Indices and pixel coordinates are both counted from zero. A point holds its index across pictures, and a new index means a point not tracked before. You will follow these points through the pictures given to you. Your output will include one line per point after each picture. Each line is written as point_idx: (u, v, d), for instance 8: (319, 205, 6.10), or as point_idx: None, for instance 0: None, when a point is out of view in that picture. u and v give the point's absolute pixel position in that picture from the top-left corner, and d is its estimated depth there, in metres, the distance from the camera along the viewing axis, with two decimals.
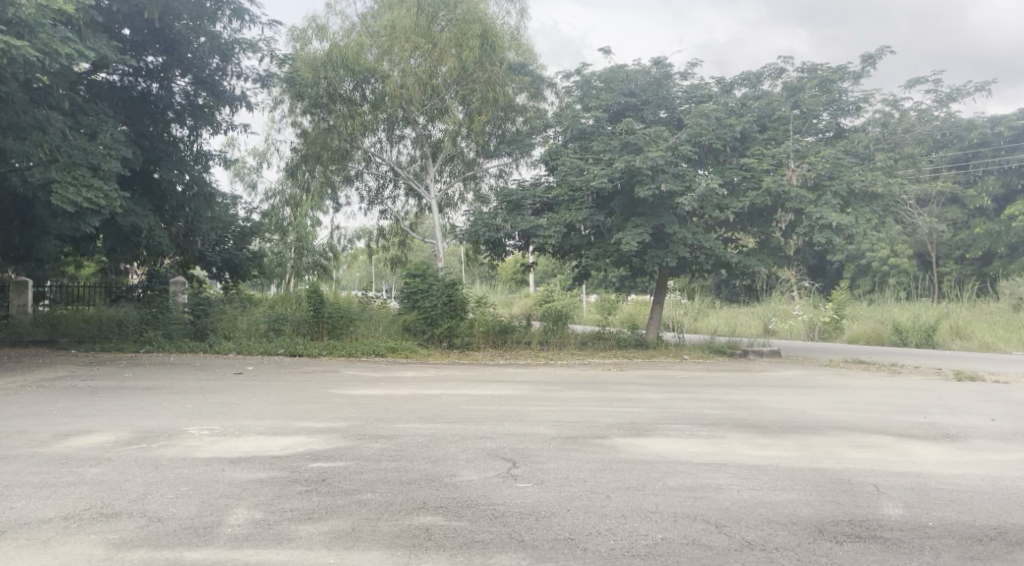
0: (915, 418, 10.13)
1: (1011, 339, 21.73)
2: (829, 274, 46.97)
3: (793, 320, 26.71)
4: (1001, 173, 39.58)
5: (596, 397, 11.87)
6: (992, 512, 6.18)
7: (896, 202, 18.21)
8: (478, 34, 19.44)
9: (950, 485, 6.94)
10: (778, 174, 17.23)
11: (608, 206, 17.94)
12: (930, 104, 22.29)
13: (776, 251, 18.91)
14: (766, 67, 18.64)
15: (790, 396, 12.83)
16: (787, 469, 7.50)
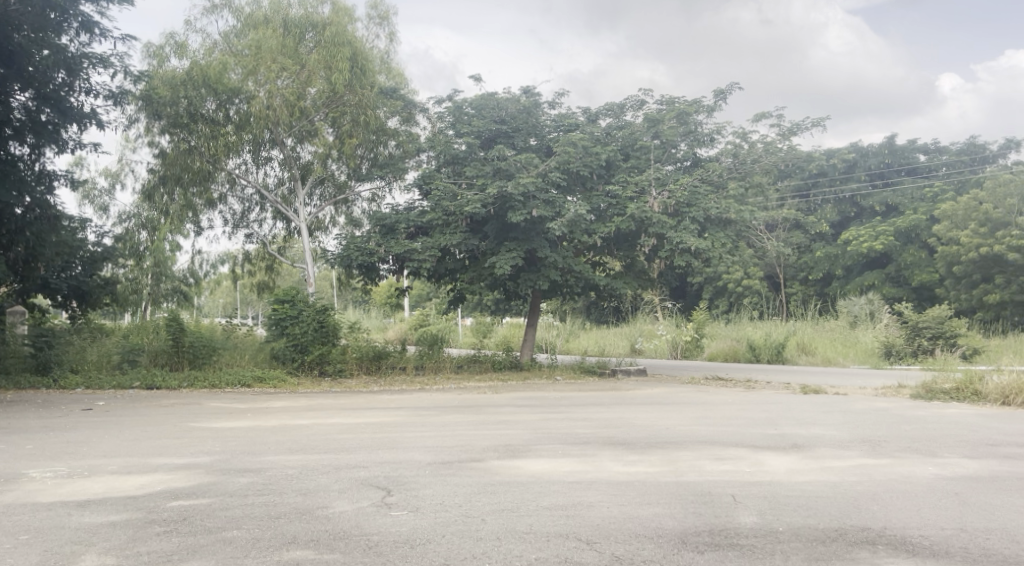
0: (768, 430, 10.76)
1: (850, 353, 23.40)
2: (690, 295, 49.12)
3: (658, 340, 27.71)
4: (838, 201, 42.71)
5: (470, 421, 11.94)
6: (836, 515, 6.64)
7: (748, 227, 19.34)
8: (347, 56, 19.38)
9: (799, 491, 7.40)
10: (641, 201, 17.95)
11: (482, 231, 18.15)
12: (776, 137, 23.84)
13: (641, 274, 19.72)
14: (627, 99, 19.48)
15: (656, 412, 13.33)
16: (653, 484, 7.80)
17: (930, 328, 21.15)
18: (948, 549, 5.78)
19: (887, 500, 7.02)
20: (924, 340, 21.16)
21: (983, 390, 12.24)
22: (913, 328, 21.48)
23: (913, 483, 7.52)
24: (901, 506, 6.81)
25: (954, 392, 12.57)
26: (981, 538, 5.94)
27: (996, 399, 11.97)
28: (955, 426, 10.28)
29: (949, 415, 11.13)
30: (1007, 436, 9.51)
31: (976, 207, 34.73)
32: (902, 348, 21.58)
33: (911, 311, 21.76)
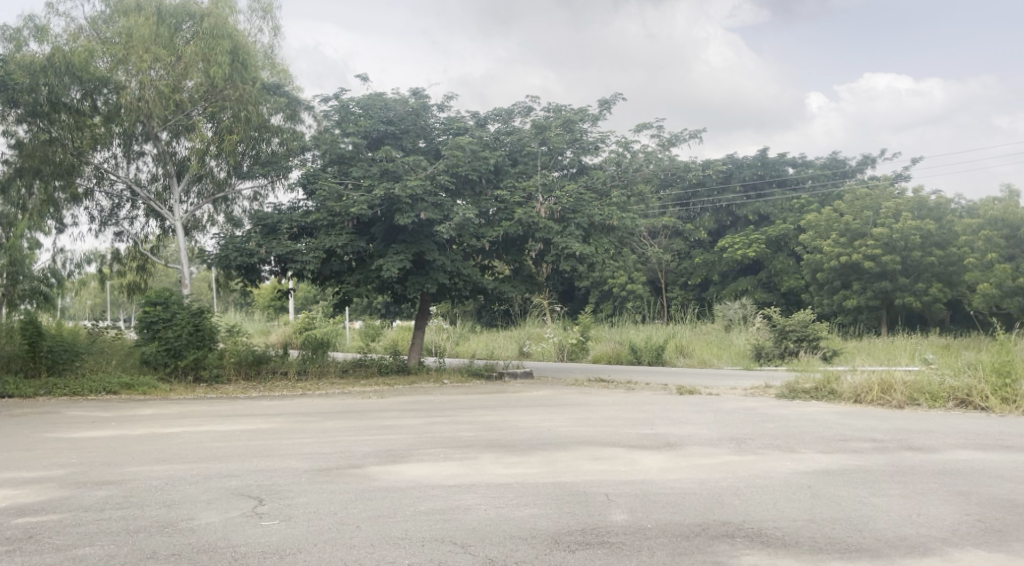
0: (644, 430, 11.11)
1: (724, 355, 24.43)
2: (577, 299, 50.10)
3: (545, 343, 28.07)
4: (716, 210, 44.52)
5: (352, 426, 11.80)
6: (700, 510, 6.95)
7: (630, 234, 19.89)
8: (226, 50, 18.70)
9: (668, 489, 7.70)
10: (528, 206, 18.17)
11: (368, 232, 17.99)
12: (656, 146, 24.61)
13: (528, 279, 19.99)
14: (515, 105, 19.69)
15: (538, 414, 13.54)
16: (530, 485, 7.93)
17: (795, 332, 22.25)
18: (798, 539, 6.14)
19: (748, 494, 7.38)
20: (790, 342, 22.31)
21: (839, 389, 13.04)
22: (779, 331, 22.58)
23: (773, 478, 7.94)
24: (760, 500, 7.18)
25: (813, 392, 13.35)
26: (829, 528, 6.34)
27: (850, 398, 12.79)
28: (814, 423, 10.91)
29: (808, 413, 11.81)
30: (859, 431, 10.17)
31: (838, 218, 36.89)
32: (771, 350, 22.76)
33: (779, 315, 22.85)
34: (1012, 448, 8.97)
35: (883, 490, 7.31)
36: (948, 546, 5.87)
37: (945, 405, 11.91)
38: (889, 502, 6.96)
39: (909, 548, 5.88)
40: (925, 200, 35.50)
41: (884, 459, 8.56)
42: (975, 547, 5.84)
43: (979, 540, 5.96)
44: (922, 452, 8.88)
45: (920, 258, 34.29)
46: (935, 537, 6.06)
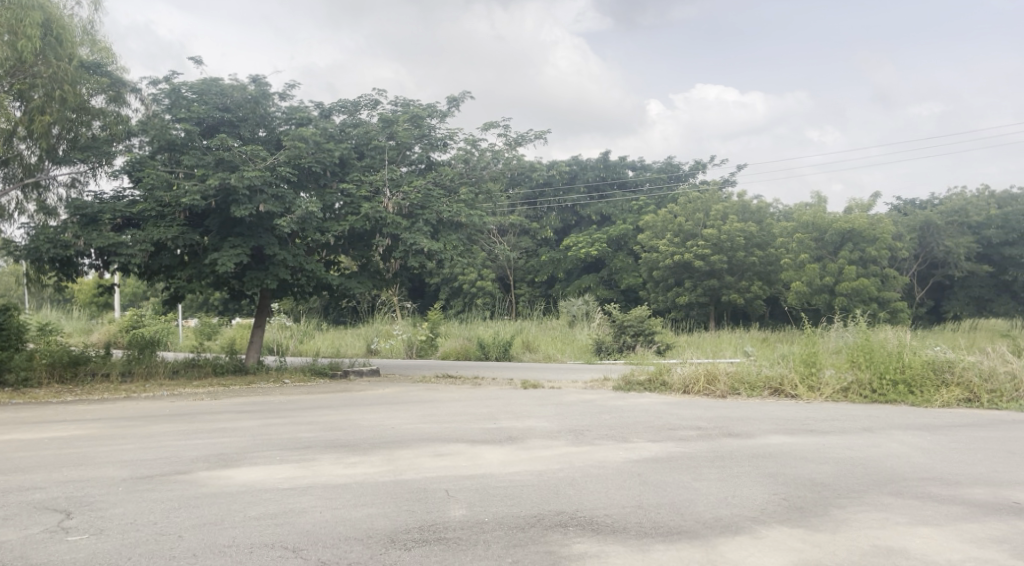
0: (487, 425, 11.16)
1: (568, 350, 25.00)
2: (427, 295, 49.91)
3: (393, 340, 27.47)
4: (561, 210, 45.60)
5: (181, 430, 11.14)
6: (536, 502, 7.03)
7: (479, 231, 19.91)
8: (38, 23, 16.98)
9: (506, 481, 7.74)
10: (375, 201, 17.83)
11: (202, 224, 17.07)
12: (504, 143, 24.75)
13: (375, 275, 19.61)
14: (362, 97, 19.29)
15: (382, 412, 13.31)
16: (369, 485, 7.75)
17: (633, 327, 23.13)
18: (627, 525, 6.33)
19: (582, 484, 7.55)
20: (628, 337, 23.11)
21: (670, 380, 13.63)
22: (618, 326, 23.39)
23: (606, 467, 8.16)
24: (593, 489, 7.35)
25: (647, 383, 13.87)
26: (654, 514, 6.56)
27: (679, 389, 13.40)
28: (645, 414, 11.34)
29: (641, 404, 12.27)
30: (685, 420, 10.66)
31: (672, 219, 38.66)
32: (611, 344, 23.45)
33: (618, 311, 23.64)
34: (817, 431, 9.68)
35: (705, 475, 7.68)
36: (758, 525, 6.23)
37: (762, 394, 12.72)
38: (709, 485, 7.31)
39: (724, 528, 6.18)
40: (748, 204, 37.81)
41: (707, 446, 9.01)
42: (782, 524, 6.22)
43: (785, 517, 6.35)
44: (740, 438, 9.41)
45: (743, 258, 36.55)
46: (747, 517, 6.42)
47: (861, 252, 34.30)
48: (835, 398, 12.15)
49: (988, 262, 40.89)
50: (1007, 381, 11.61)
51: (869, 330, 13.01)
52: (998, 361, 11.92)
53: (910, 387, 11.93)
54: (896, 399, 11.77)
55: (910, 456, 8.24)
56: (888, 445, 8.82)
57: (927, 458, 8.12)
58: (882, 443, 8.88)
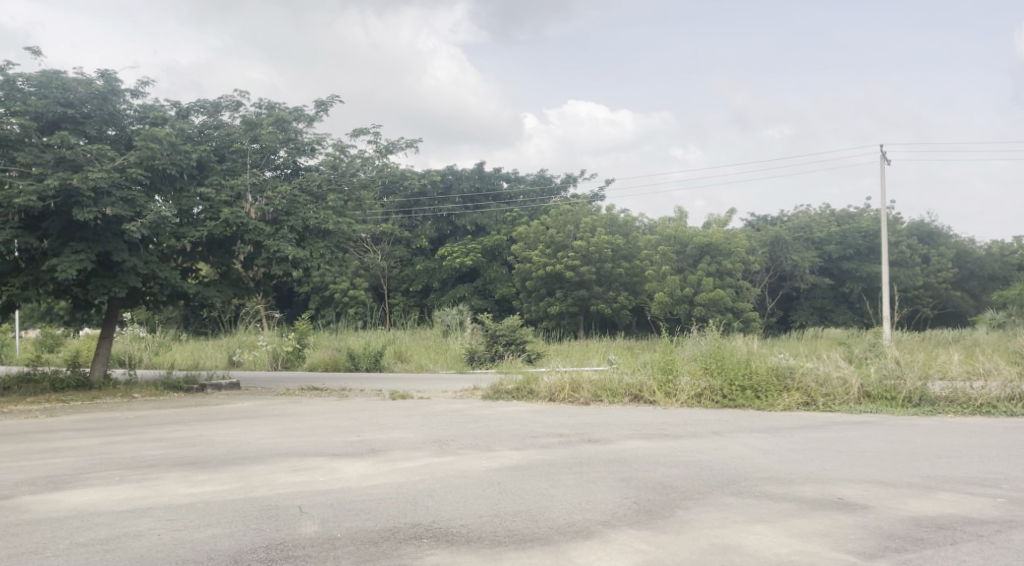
0: (348, 437, 10.91)
1: (440, 360, 24.90)
2: (295, 304, 48.59)
3: (257, 351, 26.32)
4: (435, 219, 45.48)
5: (11, 451, 10.31)
6: (392, 515, 6.90)
7: (349, 239, 19.48)
8: None
9: (362, 495, 7.58)
10: (236, 206, 17.19)
11: (40, 227, 15.90)
12: (375, 150, 24.41)
13: (235, 283, 18.87)
14: (223, 98, 18.58)
15: (239, 427, 12.79)
16: (216, 503, 7.40)
17: (505, 336, 23.25)
18: (481, 535, 6.31)
19: (441, 495, 7.48)
20: (499, 346, 23.21)
21: (537, 389, 13.78)
22: (490, 336, 23.45)
23: (466, 476, 8.13)
24: (451, 499, 7.29)
25: (514, 392, 13.96)
26: (509, 522, 6.58)
27: (544, 397, 13.57)
28: (510, 422, 11.41)
29: (507, 412, 12.33)
30: (548, 428, 10.80)
31: (544, 230, 39.23)
32: (483, 354, 23.45)
33: (490, 320, 23.74)
34: (671, 435, 10.01)
35: (561, 481, 7.78)
36: (608, 529, 6.35)
37: (622, 401, 13.09)
38: (565, 491, 7.41)
39: (575, 533, 6.27)
40: (615, 218, 38.89)
41: (566, 452, 9.14)
42: (630, 527, 6.36)
43: (634, 520, 6.52)
44: (599, 443, 9.60)
45: (610, 270, 37.58)
46: (598, 521, 6.54)
47: (719, 264, 35.94)
48: (689, 403, 12.66)
49: (830, 275, 43.81)
50: (839, 386, 12.37)
51: (721, 339, 13.57)
52: (832, 367, 12.68)
53: (756, 393, 12.55)
54: (744, 404, 12.38)
55: (752, 457, 8.64)
56: (734, 447, 9.23)
57: (768, 458, 8.54)
58: (728, 446, 9.27)
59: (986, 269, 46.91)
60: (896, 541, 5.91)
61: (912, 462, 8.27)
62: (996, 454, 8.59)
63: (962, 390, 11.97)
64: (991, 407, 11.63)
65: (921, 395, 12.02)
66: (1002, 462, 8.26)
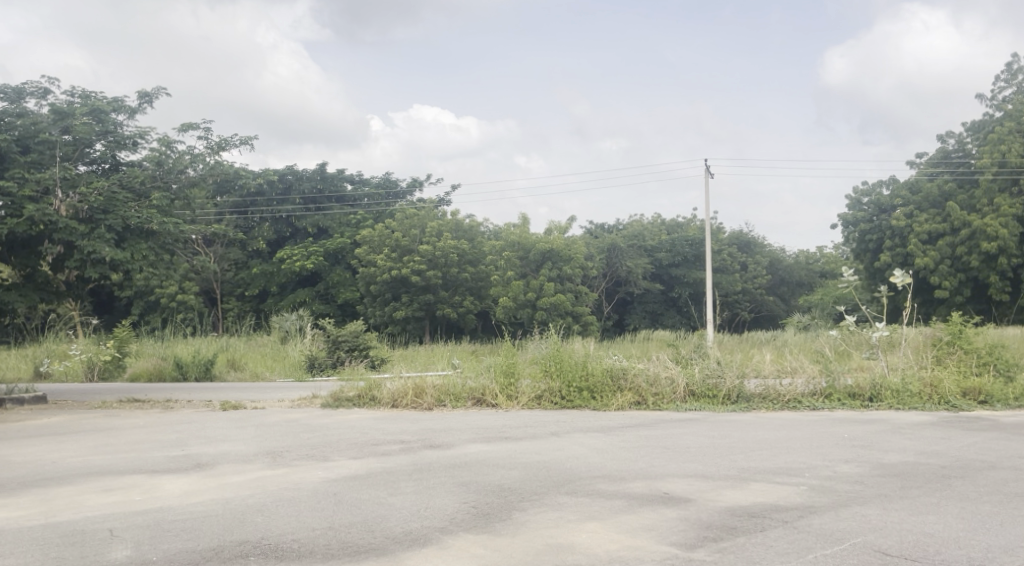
0: (171, 452, 10.31)
1: (276, 368, 24.12)
2: (117, 310, 45.55)
3: (69, 361, 24.22)
4: (273, 221, 44.02)
5: None
6: (215, 534, 6.57)
7: (175, 240, 18.46)
8: None
9: (184, 514, 7.17)
10: (43, 202, 15.84)
11: None
12: (207, 147, 23.30)
13: (42, 286, 17.44)
14: (28, 84, 17.16)
15: (46, 445, 11.80)
16: (13, 532, 6.76)
17: (347, 342, 22.71)
18: (311, 549, 6.12)
19: (272, 509, 7.20)
20: (341, 352, 22.69)
21: (379, 395, 13.58)
22: (332, 341, 22.86)
23: (299, 489, 7.87)
24: (281, 513, 7.04)
25: (356, 400, 13.68)
26: (343, 533, 6.43)
27: (387, 403, 13.39)
28: (349, 430, 11.17)
29: (345, 421, 12.08)
30: (387, 434, 10.67)
31: (389, 234, 38.79)
32: (324, 360, 22.90)
33: (331, 326, 23.14)
34: (509, 438, 10.13)
35: (399, 489, 7.69)
36: (444, 535, 6.32)
37: (465, 405, 13.14)
38: (402, 499, 7.32)
39: (411, 541, 6.21)
40: (461, 223, 39.15)
41: (406, 459, 9.05)
42: (466, 532, 6.37)
43: (470, 524, 6.54)
44: (439, 449, 9.58)
45: (455, 274, 37.77)
46: (434, 528, 6.50)
47: (560, 270, 36.80)
48: (529, 405, 12.90)
49: (660, 281, 46.00)
50: (667, 386, 12.97)
51: (560, 342, 13.87)
52: (661, 367, 13.25)
53: (592, 393, 12.95)
54: (581, 405, 12.77)
55: (587, 456, 8.89)
56: (569, 447, 9.47)
57: (601, 457, 8.82)
58: (564, 446, 9.49)
59: (795, 277, 50.77)
60: (713, 531, 6.24)
61: (730, 455, 8.79)
62: (802, 446, 9.29)
63: (772, 387, 12.85)
64: (797, 402, 12.56)
65: (738, 392, 12.82)
66: (807, 452, 8.93)
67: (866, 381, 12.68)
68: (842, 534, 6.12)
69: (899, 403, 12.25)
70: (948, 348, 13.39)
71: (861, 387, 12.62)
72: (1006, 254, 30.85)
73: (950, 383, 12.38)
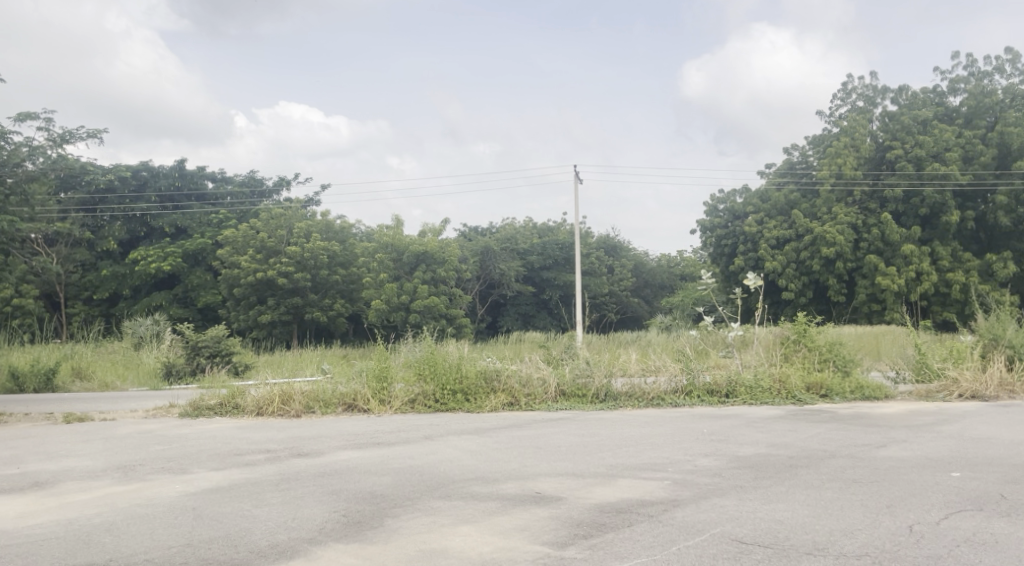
0: (7, 471, 9.53)
1: (128, 377, 22.84)
2: None
3: None
4: (126, 220, 41.65)
5: None
6: (58, 557, 6.12)
7: (11, 239, 17.14)
8: None
9: (22, 538, 6.63)
10: None
11: None
12: (48, 138, 21.76)
13: None
14: None
15: None
16: None
17: (208, 347, 21.62)
18: None
19: (123, 529, 6.77)
20: (201, 359, 21.58)
21: (243, 403, 13.07)
22: (191, 347, 21.69)
23: (154, 505, 7.44)
24: (133, 532, 6.64)
25: (218, 408, 13.11)
26: (203, 551, 6.12)
27: (252, 411, 12.90)
28: (210, 441, 10.67)
29: (207, 430, 11.56)
30: (251, 444, 10.28)
31: (253, 235, 37.38)
32: (182, 367, 21.75)
33: (190, 330, 21.98)
34: (380, 443, 9.97)
35: (264, 500, 7.41)
36: (313, 546, 6.13)
37: (336, 411, 12.84)
38: (267, 511, 7.06)
39: (278, 554, 5.98)
40: (331, 224, 38.43)
41: (272, 469, 8.74)
42: (336, 541, 6.21)
43: (340, 533, 6.37)
44: (307, 457, 9.30)
45: (325, 276, 36.99)
46: (302, 539, 6.30)
47: (433, 272, 36.58)
48: (403, 410, 12.74)
49: (532, 283, 46.60)
50: (539, 386, 13.14)
51: (434, 344, 13.76)
52: (533, 368, 13.43)
53: (465, 395, 12.95)
54: (454, 407, 12.74)
55: (459, 459, 8.86)
56: (442, 450, 9.41)
57: (473, 459, 8.82)
58: (436, 450, 9.42)
59: (658, 279, 52.58)
60: (583, 528, 6.33)
61: (598, 453, 8.97)
62: (665, 441, 9.60)
63: (637, 385, 13.23)
64: (661, 400, 13.01)
65: (606, 391, 13.14)
66: (670, 447, 9.24)
67: (723, 377, 13.27)
68: (703, 525, 6.34)
69: (752, 398, 12.92)
70: (795, 346, 14.18)
71: (718, 384, 13.20)
72: (842, 258, 32.79)
73: (796, 378, 13.21)
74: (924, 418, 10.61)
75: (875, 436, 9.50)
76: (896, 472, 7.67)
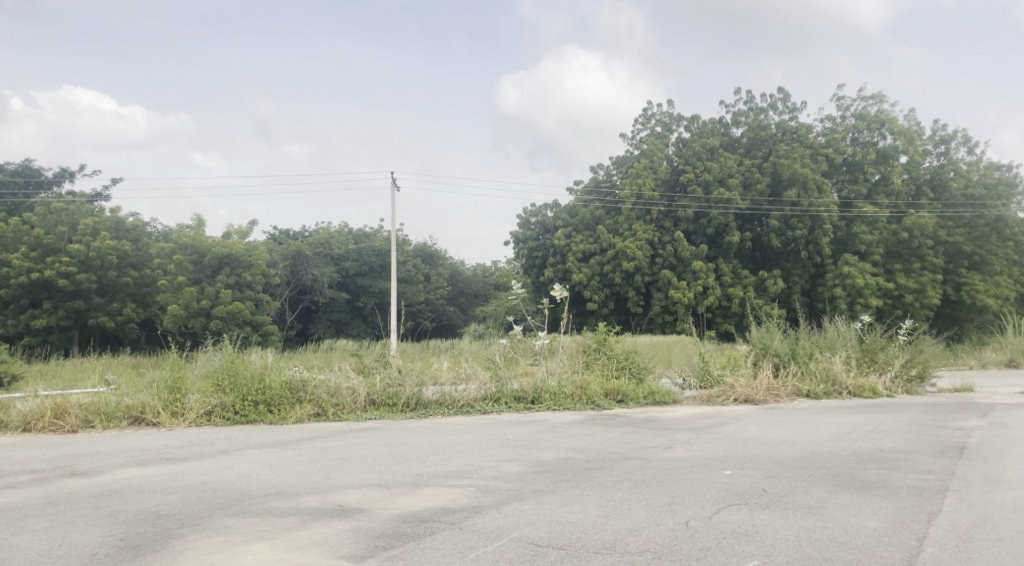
0: None
1: None
2: None
3: None
4: None
5: None
6: None
7: None
8: None
9: None
10: None
11: None
12: None
13: None
14: None
15: None
16: None
17: None
18: None
19: None
20: None
21: (7, 418, 11.90)
22: None
23: None
24: None
25: None
26: None
27: (18, 427, 11.79)
28: None
29: None
30: (17, 464, 9.37)
31: (27, 231, 34.26)
32: None
33: None
34: (169, 459, 9.41)
35: (27, 527, 6.76)
36: None
37: (120, 425, 12.00)
38: (30, 539, 6.46)
39: None
40: (122, 221, 35.72)
41: (41, 491, 8.01)
42: None
43: (115, 559, 5.94)
44: (83, 477, 8.59)
45: (114, 278, 34.48)
46: None
47: (237, 276, 34.85)
48: (198, 423, 12.10)
49: (346, 290, 45.76)
50: (348, 396, 12.91)
51: (235, 353, 13.19)
52: (343, 377, 13.15)
53: (268, 406, 12.48)
54: (256, 419, 12.26)
55: (256, 473, 8.53)
56: (237, 464, 9.02)
57: (271, 473, 8.52)
58: (232, 464, 9.02)
59: (472, 288, 53.20)
60: (383, 539, 6.28)
61: (403, 462, 8.94)
62: (470, 448, 9.73)
63: (448, 393, 13.32)
64: (470, 407, 13.18)
65: (417, 400, 13.15)
66: (474, 454, 9.37)
67: (529, 385, 13.63)
68: (501, 530, 6.48)
69: (556, 404, 13.38)
70: (596, 353, 14.76)
71: (524, 391, 13.57)
72: (640, 272, 34.72)
73: (596, 385, 13.80)
74: (706, 421, 11.45)
75: (663, 439, 10.11)
76: (678, 472, 8.20)
